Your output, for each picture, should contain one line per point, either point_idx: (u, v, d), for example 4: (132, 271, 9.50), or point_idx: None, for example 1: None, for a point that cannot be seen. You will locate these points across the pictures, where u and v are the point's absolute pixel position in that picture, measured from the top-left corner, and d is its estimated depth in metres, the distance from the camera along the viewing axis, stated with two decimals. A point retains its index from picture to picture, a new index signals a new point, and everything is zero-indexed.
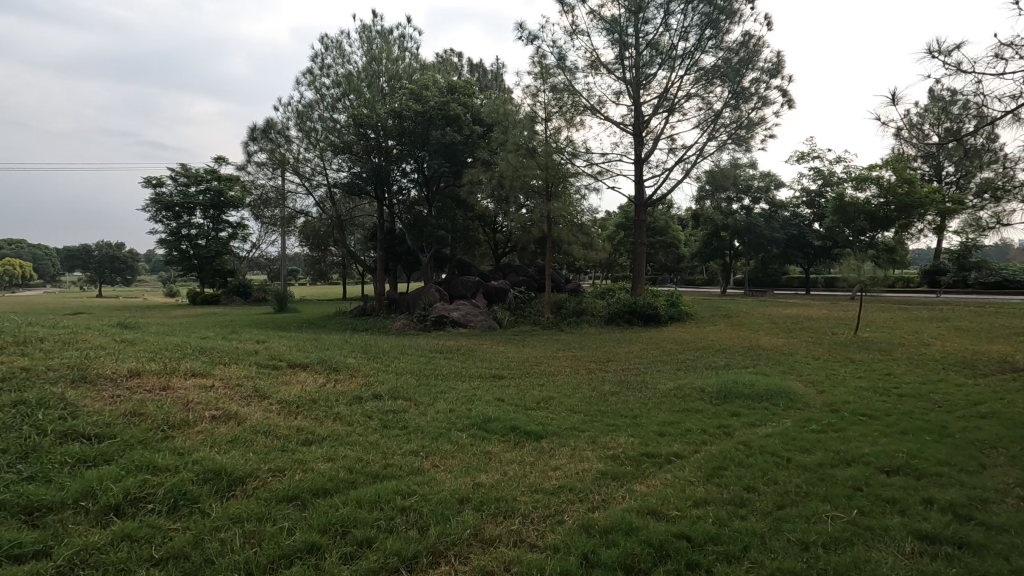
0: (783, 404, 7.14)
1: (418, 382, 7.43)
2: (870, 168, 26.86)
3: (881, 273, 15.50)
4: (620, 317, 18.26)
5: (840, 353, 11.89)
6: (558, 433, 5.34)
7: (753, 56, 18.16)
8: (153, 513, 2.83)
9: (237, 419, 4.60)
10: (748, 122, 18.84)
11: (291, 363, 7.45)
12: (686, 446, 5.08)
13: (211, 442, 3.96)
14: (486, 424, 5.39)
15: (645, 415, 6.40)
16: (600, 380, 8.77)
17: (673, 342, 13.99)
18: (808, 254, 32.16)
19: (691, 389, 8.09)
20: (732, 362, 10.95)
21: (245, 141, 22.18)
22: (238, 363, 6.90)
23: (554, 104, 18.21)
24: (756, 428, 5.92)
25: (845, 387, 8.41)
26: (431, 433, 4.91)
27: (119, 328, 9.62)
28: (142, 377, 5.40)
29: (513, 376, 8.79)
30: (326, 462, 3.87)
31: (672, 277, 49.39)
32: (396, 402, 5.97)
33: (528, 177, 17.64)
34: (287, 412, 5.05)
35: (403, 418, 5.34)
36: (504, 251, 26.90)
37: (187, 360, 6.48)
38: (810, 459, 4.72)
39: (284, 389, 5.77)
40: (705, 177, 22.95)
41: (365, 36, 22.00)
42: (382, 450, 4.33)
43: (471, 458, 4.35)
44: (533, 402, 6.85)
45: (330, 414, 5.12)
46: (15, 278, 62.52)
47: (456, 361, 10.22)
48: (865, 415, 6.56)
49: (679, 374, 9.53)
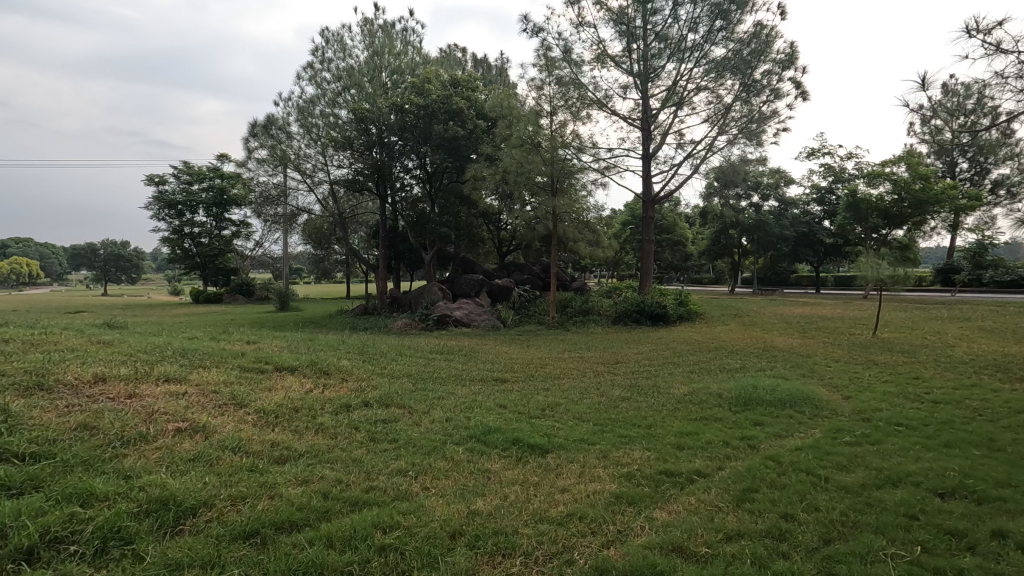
0: (809, 413, 6.58)
1: (414, 388, 6.90)
2: (884, 164, 26.11)
3: (901, 271, 14.86)
4: (628, 317, 17.72)
5: (860, 355, 11.30)
6: (564, 446, 4.82)
7: (766, 47, 17.48)
8: (74, 559, 2.35)
9: (205, 433, 4.09)
10: (760, 116, 18.29)
11: (278, 367, 6.94)
12: (707, 462, 4.57)
13: (168, 461, 3.46)
14: (488, 436, 4.88)
15: (660, 425, 5.86)
16: (609, 385, 8.22)
17: (683, 344, 13.41)
18: (819, 252, 31.43)
19: (707, 395, 7.54)
20: (746, 364, 10.42)
21: (245, 138, 21.76)
22: (219, 367, 6.39)
23: (560, 97, 17.59)
24: (783, 441, 5.37)
25: (873, 392, 7.84)
26: (425, 448, 4.40)
27: (104, 328, 9.18)
28: (107, 384, 4.90)
29: (517, 380, 8.28)
30: (298, 486, 3.35)
31: (680, 276, 48.62)
32: (389, 411, 5.46)
33: (533, 173, 17.11)
34: (263, 423, 4.53)
35: (394, 429, 4.83)
36: (509, 249, 26.32)
37: (164, 364, 6.00)
38: (851, 479, 4.18)
39: (264, 397, 5.26)
40: (714, 173, 22.36)
41: (367, 30, 21.52)
42: (366, 468, 3.81)
43: (467, 478, 3.83)
44: (538, 409, 6.33)
45: (311, 426, 4.60)
46: (21, 276, 62.48)
47: (458, 363, 9.73)
48: (901, 426, 6.00)
49: (693, 378, 8.98)
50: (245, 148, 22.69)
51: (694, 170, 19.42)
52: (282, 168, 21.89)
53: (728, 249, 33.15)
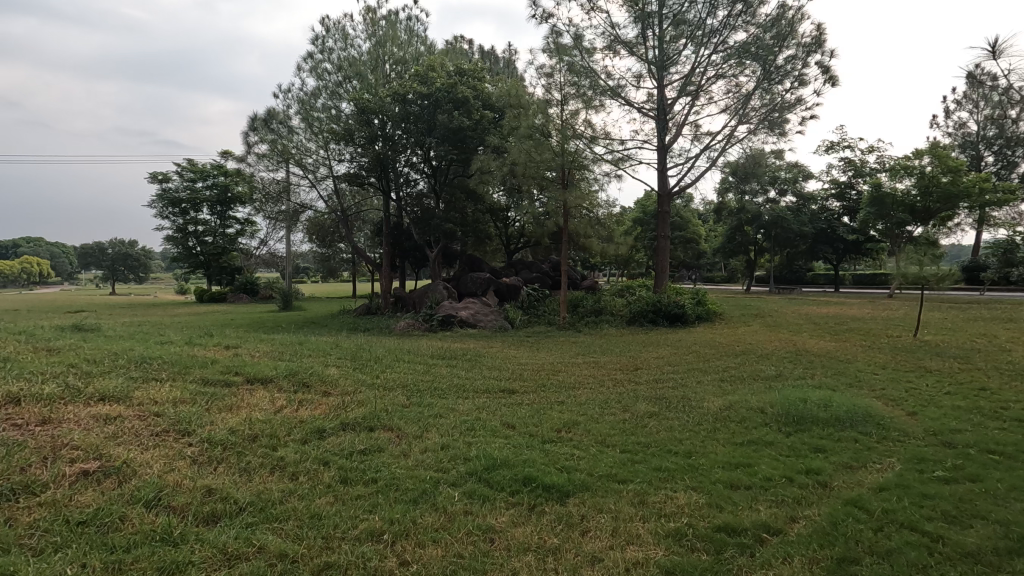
0: (875, 436, 5.50)
1: (407, 403, 5.89)
2: (909, 157, 24.70)
3: (942, 268, 13.59)
4: (642, 317, 16.66)
5: (907, 361, 10.14)
6: (588, 486, 3.80)
7: (791, 31, 16.26)
8: None
9: (118, 476, 3.12)
10: (782, 104, 17.20)
11: (250, 379, 5.97)
12: (774, 510, 3.55)
13: (42, 529, 2.53)
14: (492, 472, 3.88)
15: (703, 453, 4.83)
16: (633, 396, 7.18)
17: (706, 346, 12.33)
18: (838, 250, 30.03)
19: (749, 410, 6.49)
20: (782, 370, 9.36)
21: (246, 132, 20.84)
22: (176, 380, 5.42)
23: (571, 85, 16.56)
24: (859, 477, 4.33)
25: (940, 408, 6.74)
26: (411, 492, 3.44)
27: (68, 331, 8.30)
28: (20, 406, 3.95)
29: (527, 391, 7.24)
30: (220, 569, 2.39)
31: (691, 275, 47.16)
32: (374, 437, 4.48)
33: (542, 167, 16.06)
34: (206, 459, 3.56)
35: (374, 464, 3.84)
36: (517, 246, 25.28)
37: (105, 378, 5.02)
38: (975, 540, 3.14)
39: (219, 421, 4.28)
40: (731, 167, 21.21)
41: (369, 18, 20.54)
42: (325, 530, 2.83)
43: (465, 543, 2.86)
44: (553, 430, 5.31)
45: (268, 460, 3.64)
46: (32, 275, 62.78)
47: (459, 369, 8.72)
48: (995, 454, 4.94)
49: (725, 388, 7.92)
50: (246, 144, 21.81)
51: (712, 163, 18.34)
52: (283, 164, 20.95)
53: (743, 246, 31.82)
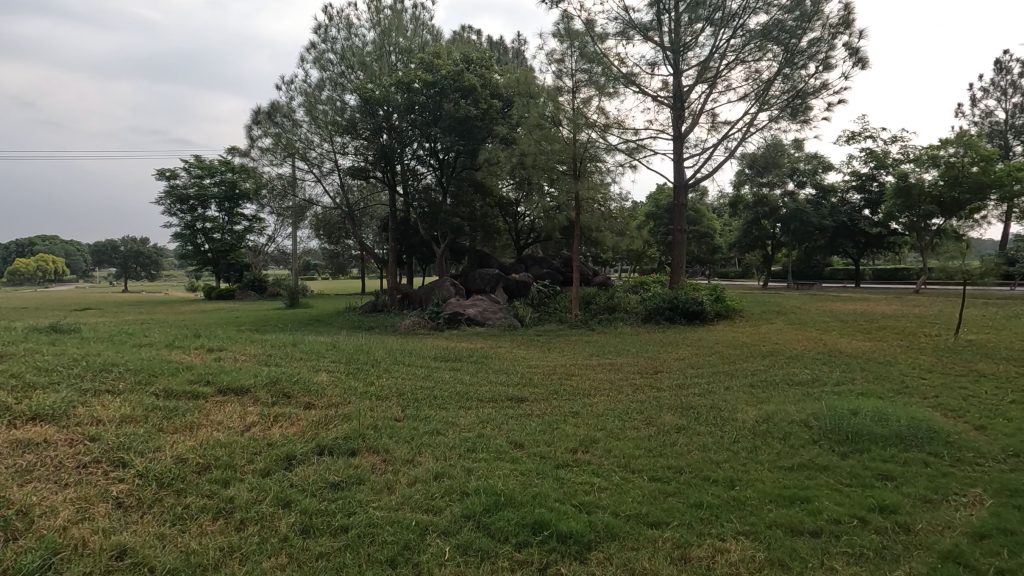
0: (949, 459, 4.66)
1: (399, 418, 5.14)
2: (936, 146, 23.41)
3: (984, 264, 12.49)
4: (658, 314, 15.78)
5: (954, 363, 9.19)
6: (614, 532, 3.03)
7: (816, 11, 15.18)
8: None
9: (7, 533, 2.44)
10: (806, 90, 16.16)
11: (224, 390, 5.25)
12: (853, 570, 2.79)
13: None
14: (494, 515, 3.11)
15: (750, 481, 4.04)
16: (657, 405, 6.38)
17: (728, 346, 11.47)
18: (859, 244, 28.83)
19: (792, 423, 5.66)
20: (819, 374, 8.49)
21: (250, 125, 20.21)
22: (135, 393, 4.70)
23: (583, 70, 15.63)
24: (944, 516, 3.52)
25: (1011, 421, 5.87)
26: (389, 546, 2.69)
27: (42, 334, 7.62)
28: None
29: (538, 399, 6.47)
30: None
31: (705, 270, 46.04)
32: (356, 465, 3.73)
33: (552, 159, 15.15)
34: (136, 504, 2.84)
35: (348, 504, 3.09)
36: (527, 241, 24.46)
37: (47, 392, 4.31)
38: None
39: (168, 445, 3.56)
40: (749, 159, 20.17)
41: (373, 7, 19.80)
42: None
43: None
44: (568, 452, 4.51)
45: (213, 503, 2.91)
46: (48, 273, 63.33)
47: (464, 373, 7.96)
48: None
49: (756, 395, 7.11)
50: (250, 139, 21.23)
51: (730, 154, 17.39)
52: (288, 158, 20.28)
53: (760, 241, 30.65)
